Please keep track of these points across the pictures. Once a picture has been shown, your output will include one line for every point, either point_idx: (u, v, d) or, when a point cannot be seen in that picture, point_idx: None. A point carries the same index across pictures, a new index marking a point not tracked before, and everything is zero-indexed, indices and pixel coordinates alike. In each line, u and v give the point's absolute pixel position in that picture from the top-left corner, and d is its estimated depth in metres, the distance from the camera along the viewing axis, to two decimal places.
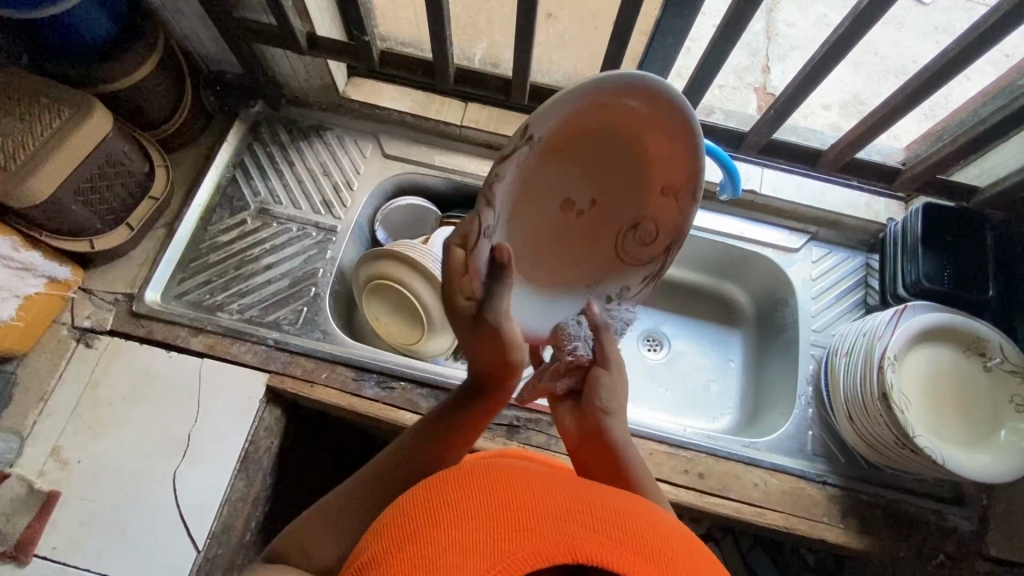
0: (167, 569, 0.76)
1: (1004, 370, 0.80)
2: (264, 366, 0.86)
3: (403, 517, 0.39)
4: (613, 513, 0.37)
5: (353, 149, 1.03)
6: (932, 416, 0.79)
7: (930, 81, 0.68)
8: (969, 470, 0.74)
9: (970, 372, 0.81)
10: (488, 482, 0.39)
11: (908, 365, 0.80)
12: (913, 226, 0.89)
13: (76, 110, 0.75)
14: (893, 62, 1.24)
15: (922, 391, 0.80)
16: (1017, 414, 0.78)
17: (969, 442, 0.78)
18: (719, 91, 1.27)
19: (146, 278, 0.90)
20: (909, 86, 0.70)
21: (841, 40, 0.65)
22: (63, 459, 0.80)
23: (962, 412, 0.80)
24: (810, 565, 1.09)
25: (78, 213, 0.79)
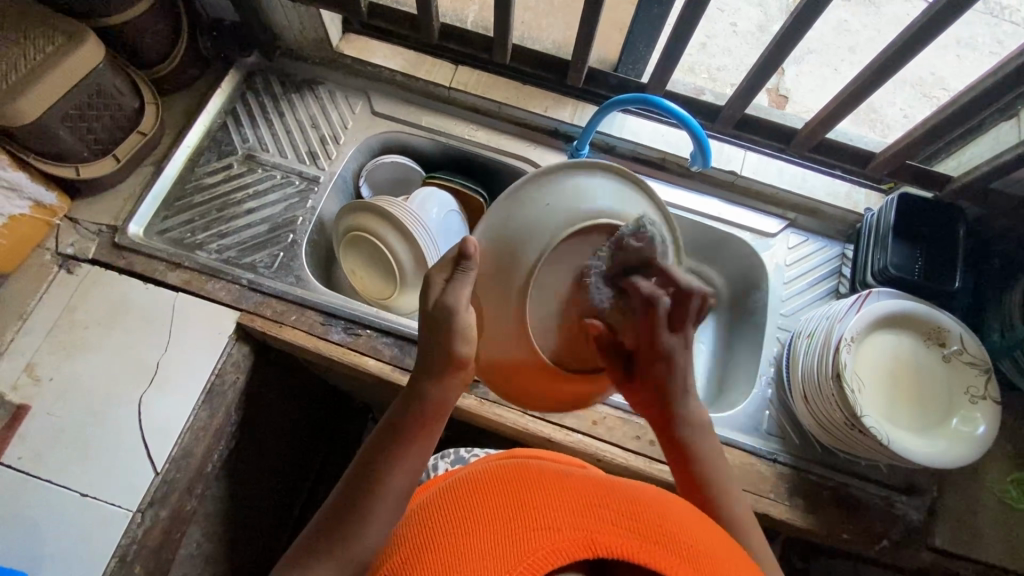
0: (124, 487, 0.79)
1: (962, 361, 0.81)
2: (236, 304, 0.88)
3: (445, 518, 0.47)
4: (627, 510, 0.44)
5: (343, 104, 1.05)
6: (885, 401, 0.80)
7: (893, 58, 0.69)
8: (915, 453, 0.75)
9: (928, 361, 0.82)
10: (518, 488, 0.46)
11: (868, 351, 0.81)
12: (886, 213, 0.89)
13: (68, 38, 0.78)
14: (910, 72, 1.25)
15: (879, 375, 0.80)
16: (970, 405, 0.79)
17: (920, 429, 0.78)
18: (729, 86, 1.27)
19: (130, 212, 0.93)
20: (876, 62, 0.71)
21: (805, 12, 0.66)
22: (36, 376, 0.83)
23: (915, 398, 0.80)
24: None
25: (66, 139, 0.82)
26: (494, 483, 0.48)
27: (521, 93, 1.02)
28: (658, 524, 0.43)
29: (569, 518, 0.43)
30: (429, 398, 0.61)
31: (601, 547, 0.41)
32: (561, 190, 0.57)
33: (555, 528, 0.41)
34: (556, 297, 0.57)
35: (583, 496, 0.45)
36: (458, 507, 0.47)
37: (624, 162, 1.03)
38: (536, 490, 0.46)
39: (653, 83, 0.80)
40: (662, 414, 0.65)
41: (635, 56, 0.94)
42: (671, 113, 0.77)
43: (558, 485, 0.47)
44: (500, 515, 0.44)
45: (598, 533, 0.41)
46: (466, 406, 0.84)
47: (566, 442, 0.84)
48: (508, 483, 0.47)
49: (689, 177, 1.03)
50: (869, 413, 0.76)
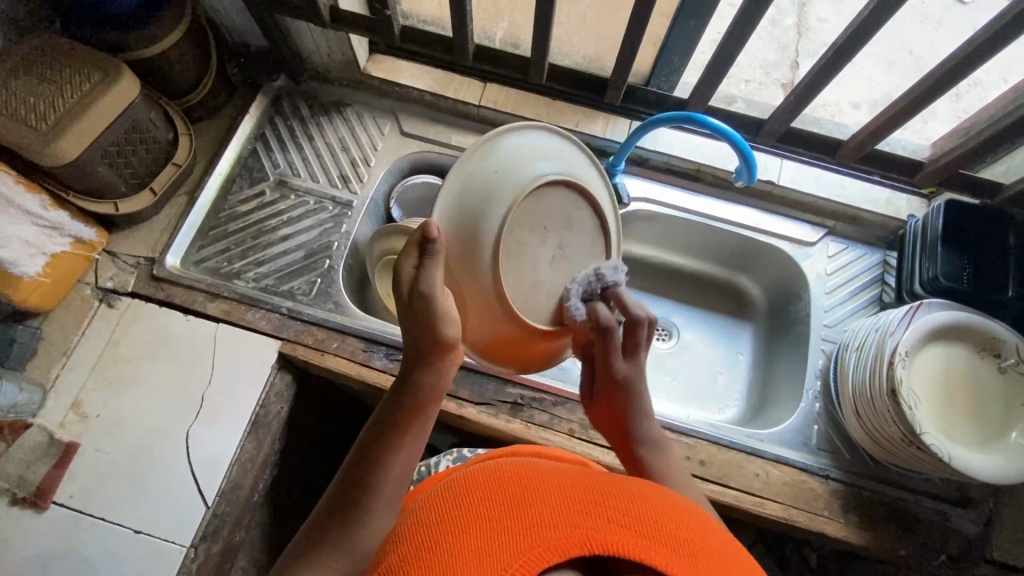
0: (177, 523, 0.79)
1: (1018, 371, 0.79)
2: (277, 333, 0.88)
3: (429, 522, 0.42)
4: (626, 502, 0.40)
5: (371, 126, 1.05)
6: (942, 414, 0.78)
7: (953, 71, 0.68)
8: (975, 471, 0.73)
9: (982, 372, 0.80)
10: (507, 482, 0.42)
11: (921, 362, 0.79)
12: (933, 222, 0.88)
13: (105, 75, 0.77)
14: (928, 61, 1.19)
15: (934, 389, 0.79)
16: None
17: (979, 442, 0.76)
18: (743, 85, 1.24)
19: (167, 243, 0.93)
20: (931, 75, 0.69)
21: (860, 30, 0.65)
22: (82, 413, 0.83)
23: (971, 412, 0.79)
24: (811, 564, 1.18)
25: (105, 175, 0.82)
26: (486, 479, 0.43)
27: (552, 109, 1.01)
28: (665, 522, 0.38)
29: (563, 513, 0.38)
30: (422, 387, 0.58)
31: (598, 546, 0.36)
32: (523, 152, 0.59)
33: (550, 525, 0.37)
34: (525, 261, 0.57)
35: (583, 491, 0.40)
36: (443, 510, 0.42)
37: (658, 174, 1.02)
38: (531, 485, 0.41)
39: (695, 100, 0.79)
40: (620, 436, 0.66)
41: (668, 69, 0.93)
42: (712, 128, 0.76)
43: (553, 481, 0.42)
44: (489, 512, 0.39)
45: (594, 530, 0.36)
46: (512, 430, 0.84)
47: (615, 465, 0.83)
48: (499, 478, 0.43)
49: (725, 187, 1.02)
50: (928, 428, 0.75)
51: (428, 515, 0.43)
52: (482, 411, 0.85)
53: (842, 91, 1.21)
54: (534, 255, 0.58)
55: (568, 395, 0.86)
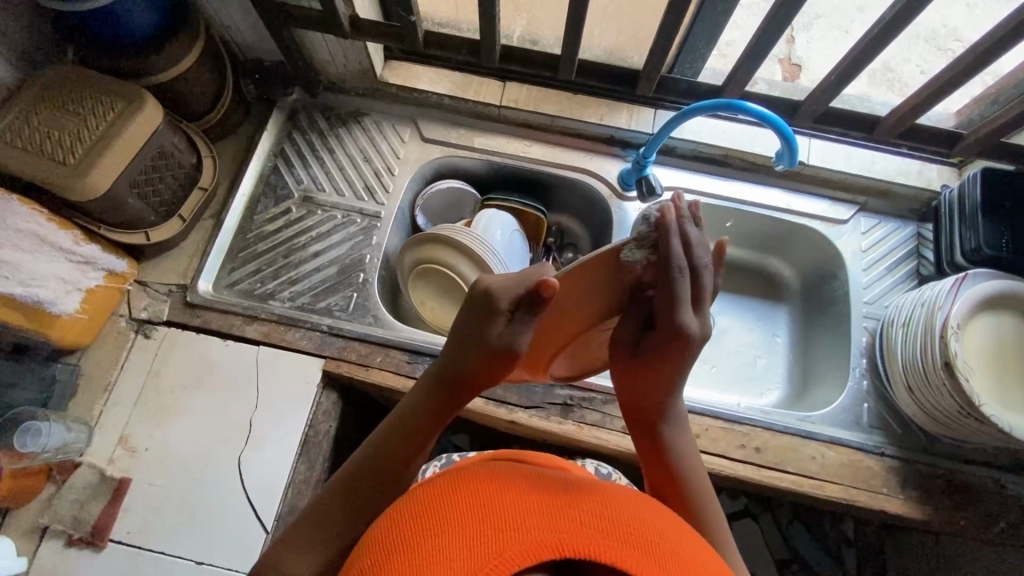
0: (238, 551, 0.78)
1: None
2: (319, 352, 0.87)
3: (402, 518, 0.40)
4: (600, 505, 0.40)
5: (391, 134, 1.03)
6: (997, 383, 0.78)
7: (1000, 41, 0.67)
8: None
9: None
10: (483, 485, 0.41)
11: (971, 332, 0.80)
12: (971, 191, 0.87)
13: (128, 103, 0.76)
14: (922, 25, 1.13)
15: (986, 360, 0.79)
16: None
17: None
18: None
19: (198, 268, 0.92)
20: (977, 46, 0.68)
21: (909, 4, 0.63)
22: (130, 447, 0.82)
23: (1021, 379, 0.79)
24: (850, 538, 1.18)
25: (135, 206, 0.80)
26: (460, 480, 0.42)
27: (575, 104, 0.99)
28: (632, 524, 0.39)
29: (537, 517, 0.38)
30: (457, 399, 0.59)
31: (570, 549, 0.36)
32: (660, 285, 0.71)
33: (526, 529, 0.37)
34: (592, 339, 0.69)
35: (556, 493, 0.40)
36: (415, 508, 0.41)
37: (686, 162, 1.01)
38: (506, 486, 0.41)
39: (731, 86, 0.78)
40: (645, 411, 0.61)
41: (692, 56, 0.91)
42: (756, 114, 0.74)
43: (524, 481, 0.42)
44: (462, 519, 0.38)
45: (566, 534, 0.37)
46: (566, 432, 0.84)
47: None
48: (472, 477, 0.42)
49: (754, 170, 1.01)
50: (985, 399, 0.75)
51: (389, 523, 0.41)
52: (532, 415, 0.85)
53: None
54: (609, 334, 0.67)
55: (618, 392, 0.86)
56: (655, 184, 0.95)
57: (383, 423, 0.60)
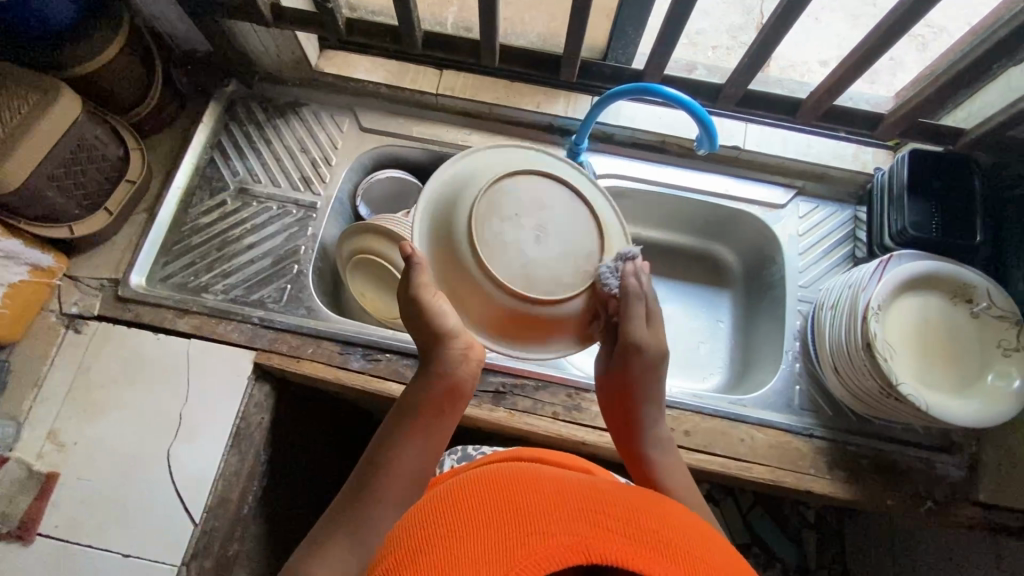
0: (166, 543, 0.78)
1: (991, 315, 0.80)
2: (250, 344, 0.87)
3: (432, 518, 0.42)
4: (626, 511, 0.41)
5: (329, 124, 1.02)
6: (920, 365, 0.78)
7: (901, 19, 0.67)
8: (955, 419, 0.74)
9: (956, 318, 0.81)
10: (510, 489, 0.42)
11: (899, 312, 0.80)
12: (899, 173, 0.87)
13: (43, 95, 0.75)
14: None
15: (914, 342, 0.80)
16: (1005, 358, 0.78)
17: (957, 389, 0.77)
18: (712, 52, 1.20)
19: (130, 262, 0.91)
20: (882, 25, 0.68)
21: None
22: (59, 443, 0.82)
23: (947, 358, 0.79)
24: (810, 520, 1.21)
25: (55, 199, 0.79)
26: (490, 484, 0.44)
27: (511, 91, 0.99)
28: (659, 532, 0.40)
29: (563, 521, 0.39)
30: (440, 375, 0.64)
31: (596, 555, 0.37)
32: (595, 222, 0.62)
33: (552, 533, 0.38)
34: (501, 245, 0.57)
35: (586, 497, 0.41)
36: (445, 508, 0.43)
37: (623, 149, 1.01)
38: (533, 490, 0.42)
39: (650, 70, 0.78)
40: (623, 423, 0.68)
41: (624, 42, 0.91)
42: (671, 98, 0.75)
43: (551, 486, 0.43)
44: (487, 521, 0.40)
45: (595, 541, 0.38)
46: (497, 419, 0.84)
47: (602, 443, 0.83)
48: (496, 483, 0.44)
49: (692, 156, 1.01)
50: (905, 380, 0.75)
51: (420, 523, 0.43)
52: None
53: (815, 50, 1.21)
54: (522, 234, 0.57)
55: (549, 378, 0.86)
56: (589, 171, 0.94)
57: (380, 427, 0.64)
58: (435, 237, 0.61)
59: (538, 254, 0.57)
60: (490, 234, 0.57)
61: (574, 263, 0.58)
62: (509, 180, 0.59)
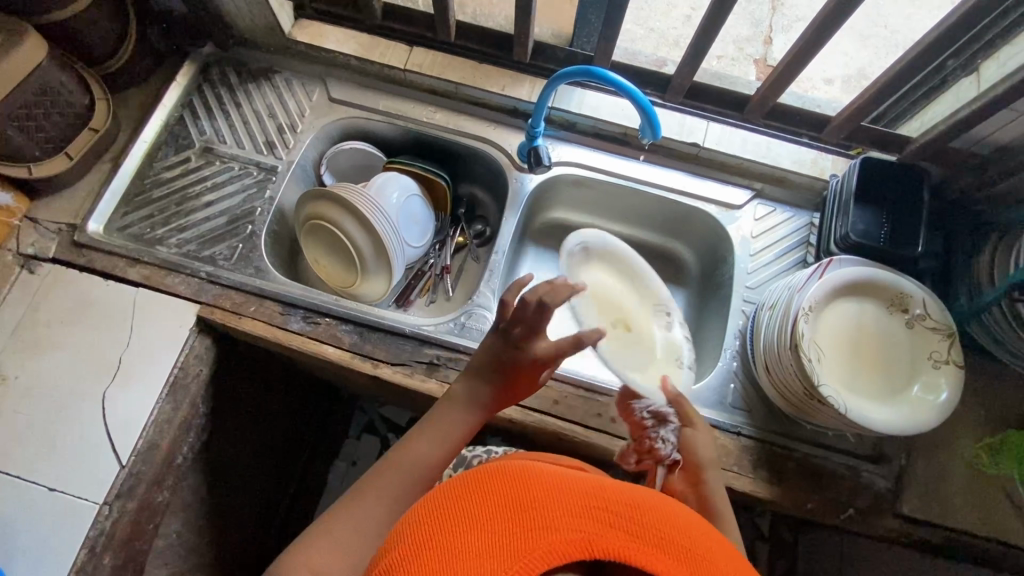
0: (90, 480, 0.80)
1: (925, 325, 0.79)
2: (196, 297, 0.89)
3: (430, 510, 0.43)
4: (627, 503, 0.41)
5: (300, 92, 1.04)
6: (847, 372, 0.78)
7: (836, 13, 0.68)
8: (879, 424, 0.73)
9: (891, 326, 0.80)
10: (507, 481, 0.42)
11: (839, 313, 0.80)
12: (850, 180, 0.87)
13: (8, 36, 0.77)
14: (903, 35, 1.23)
15: (846, 344, 0.80)
16: (933, 370, 0.77)
17: (882, 397, 0.77)
18: (717, 61, 1.25)
19: (89, 209, 0.93)
20: (819, 18, 0.69)
21: None
22: (1, 375, 0.84)
23: (875, 366, 0.79)
24: (762, 532, 1.20)
25: (15, 138, 0.82)
26: (476, 479, 0.44)
27: (478, 72, 1.00)
28: (667, 530, 0.40)
29: (566, 515, 0.39)
30: (485, 391, 0.70)
31: (598, 548, 0.38)
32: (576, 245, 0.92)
33: (555, 529, 0.39)
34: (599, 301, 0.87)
35: (579, 487, 0.42)
36: (446, 499, 0.43)
37: (585, 138, 1.02)
38: (531, 483, 0.42)
39: (599, 54, 0.80)
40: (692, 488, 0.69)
41: (587, 29, 0.93)
42: (615, 84, 0.76)
43: (550, 477, 0.43)
44: (486, 518, 0.40)
45: (597, 534, 0.39)
46: (427, 389, 0.85)
47: (528, 422, 0.83)
48: (487, 480, 0.43)
49: (654, 151, 1.02)
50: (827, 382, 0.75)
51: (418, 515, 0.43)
52: (397, 370, 0.86)
53: (818, 66, 1.22)
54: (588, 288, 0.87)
55: None
56: (545, 156, 0.94)
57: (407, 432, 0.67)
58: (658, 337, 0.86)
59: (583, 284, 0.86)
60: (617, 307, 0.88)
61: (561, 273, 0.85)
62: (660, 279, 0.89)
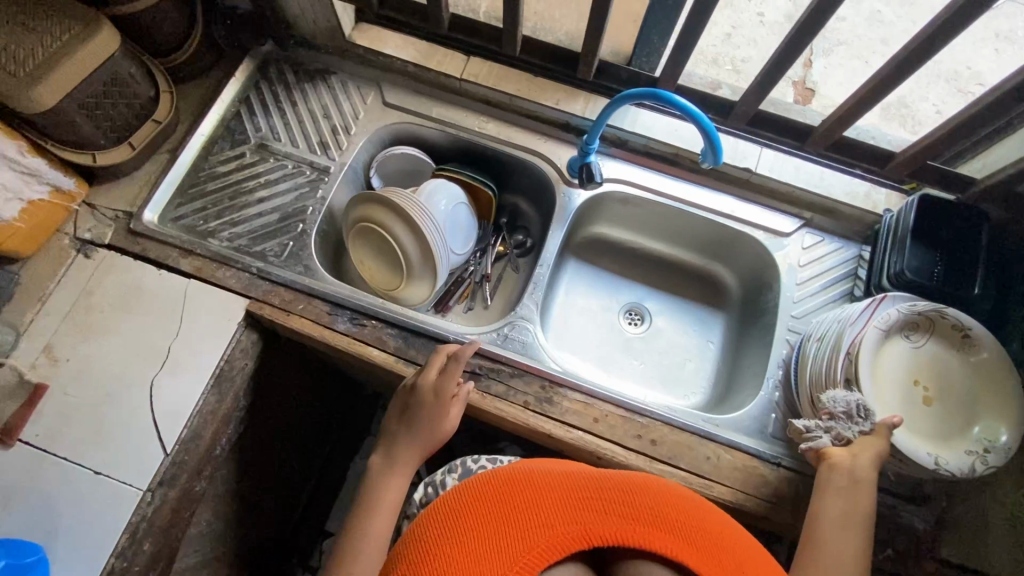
0: (135, 467, 0.81)
1: (993, 365, 0.77)
2: (245, 292, 0.90)
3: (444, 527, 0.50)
4: (615, 497, 0.50)
5: (354, 95, 1.05)
6: (916, 412, 0.77)
7: (915, 52, 0.67)
8: (906, 443, 0.73)
9: (959, 363, 0.78)
10: (507, 491, 0.51)
11: (948, 332, 0.78)
12: (906, 216, 0.87)
13: (85, 26, 0.79)
14: (946, 66, 1.19)
15: (935, 365, 0.79)
16: (1000, 412, 0.75)
17: (948, 436, 0.75)
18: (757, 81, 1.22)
19: (146, 198, 0.95)
20: (897, 56, 0.68)
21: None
22: (53, 357, 0.85)
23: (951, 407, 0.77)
24: None
25: (83, 126, 0.83)
26: (477, 495, 0.52)
27: (533, 85, 1.01)
28: (652, 514, 0.49)
29: (563, 513, 0.49)
30: (404, 443, 0.76)
31: (597, 538, 0.47)
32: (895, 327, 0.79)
33: (554, 525, 0.47)
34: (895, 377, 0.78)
35: (574, 488, 0.51)
36: (456, 512, 0.51)
37: (636, 157, 1.03)
38: (528, 491, 0.51)
39: (664, 78, 0.80)
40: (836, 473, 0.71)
41: (648, 48, 0.92)
42: (680, 108, 0.76)
43: (544, 484, 0.52)
44: (495, 526, 0.48)
45: (593, 526, 0.47)
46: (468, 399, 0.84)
47: (568, 439, 0.83)
48: (493, 489, 0.52)
49: (702, 173, 1.02)
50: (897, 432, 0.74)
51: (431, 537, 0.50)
52: None
53: None
54: (896, 362, 0.79)
55: (526, 368, 0.87)
56: (596, 171, 0.95)
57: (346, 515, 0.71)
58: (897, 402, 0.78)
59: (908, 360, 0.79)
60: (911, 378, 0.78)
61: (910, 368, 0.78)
62: (889, 351, 0.79)
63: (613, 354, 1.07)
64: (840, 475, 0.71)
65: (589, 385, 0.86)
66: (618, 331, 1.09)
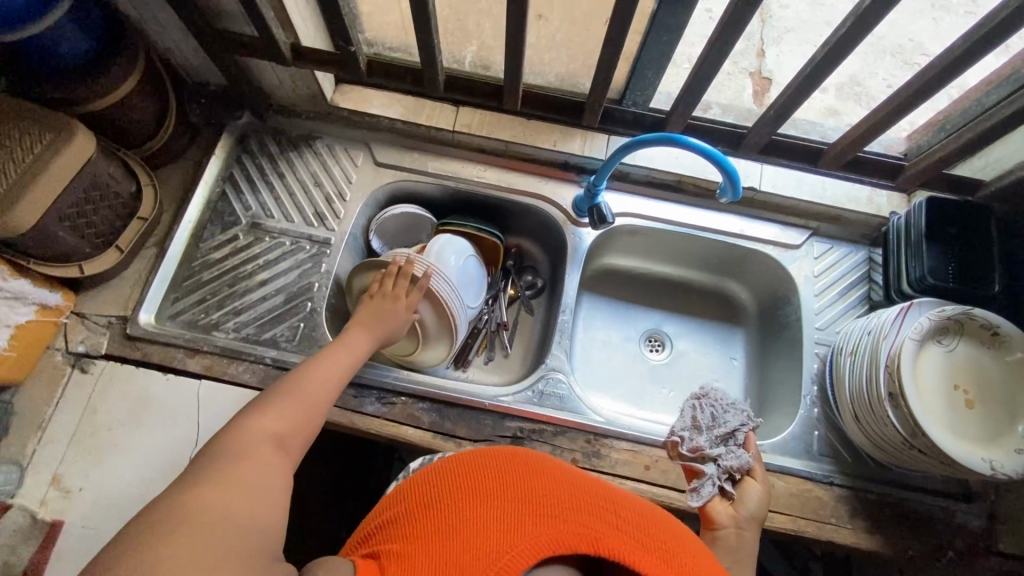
0: None
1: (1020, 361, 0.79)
2: (263, 386, 0.85)
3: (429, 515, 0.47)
4: (629, 519, 0.47)
5: (344, 158, 1.02)
6: (962, 417, 0.78)
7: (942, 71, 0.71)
8: (963, 451, 0.73)
9: (988, 363, 0.80)
10: (509, 493, 0.48)
11: (977, 332, 0.80)
12: (916, 220, 0.88)
13: (57, 134, 0.73)
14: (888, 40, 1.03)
15: (968, 368, 0.80)
16: None
17: (999, 437, 0.76)
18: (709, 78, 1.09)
19: (139, 299, 0.89)
20: (926, 74, 0.73)
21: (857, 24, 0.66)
22: (64, 488, 0.79)
23: (990, 409, 0.78)
24: None
25: (67, 239, 0.78)
26: (475, 491, 0.49)
27: (526, 129, 1.00)
28: (665, 546, 0.45)
29: (570, 518, 0.45)
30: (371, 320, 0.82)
31: (603, 547, 0.43)
32: (930, 334, 0.79)
33: (559, 526, 0.44)
34: (935, 384, 0.79)
35: (583, 498, 0.48)
36: (445, 500, 0.49)
37: (640, 188, 1.02)
38: (536, 491, 0.48)
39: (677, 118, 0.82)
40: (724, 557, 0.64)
41: (643, 84, 0.90)
42: (695, 149, 0.75)
43: (557, 489, 0.48)
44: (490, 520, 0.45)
45: (601, 534, 0.44)
46: None
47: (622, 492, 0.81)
48: (515, 474, 0.50)
49: (707, 197, 1.02)
50: (954, 442, 0.74)
51: (415, 527, 0.47)
52: (481, 448, 0.84)
53: None
54: (934, 369, 0.79)
55: (568, 424, 0.85)
56: (607, 212, 0.92)
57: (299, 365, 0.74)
58: (942, 411, 0.78)
59: (944, 365, 0.80)
60: (948, 383, 0.79)
61: (947, 373, 0.79)
62: (926, 359, 0.79)
63: (641, 386, 1.05)
64: (725, 554, 0.65)
65: (635, 432, 0.85)
66: (642, 361, 1.08)
